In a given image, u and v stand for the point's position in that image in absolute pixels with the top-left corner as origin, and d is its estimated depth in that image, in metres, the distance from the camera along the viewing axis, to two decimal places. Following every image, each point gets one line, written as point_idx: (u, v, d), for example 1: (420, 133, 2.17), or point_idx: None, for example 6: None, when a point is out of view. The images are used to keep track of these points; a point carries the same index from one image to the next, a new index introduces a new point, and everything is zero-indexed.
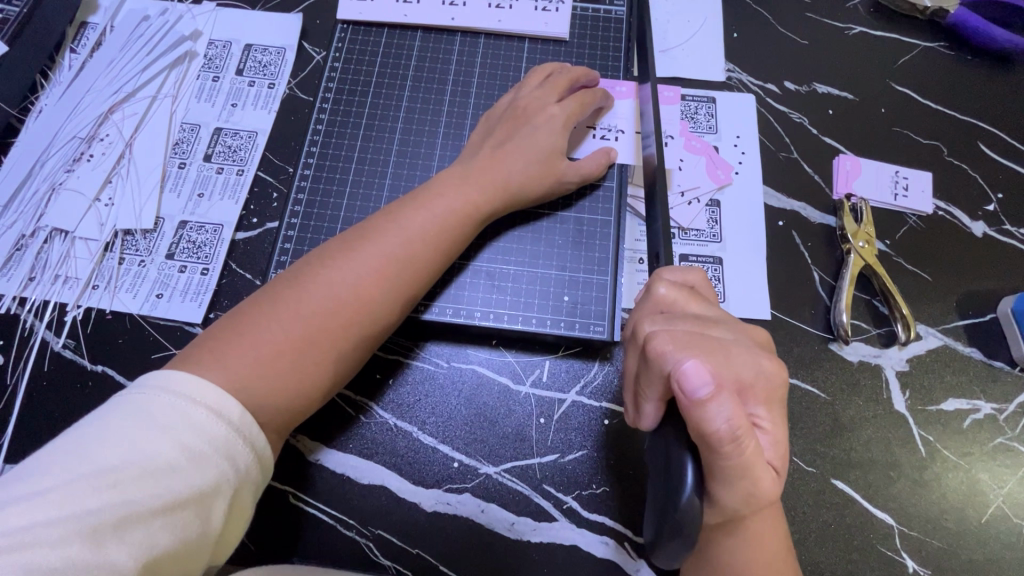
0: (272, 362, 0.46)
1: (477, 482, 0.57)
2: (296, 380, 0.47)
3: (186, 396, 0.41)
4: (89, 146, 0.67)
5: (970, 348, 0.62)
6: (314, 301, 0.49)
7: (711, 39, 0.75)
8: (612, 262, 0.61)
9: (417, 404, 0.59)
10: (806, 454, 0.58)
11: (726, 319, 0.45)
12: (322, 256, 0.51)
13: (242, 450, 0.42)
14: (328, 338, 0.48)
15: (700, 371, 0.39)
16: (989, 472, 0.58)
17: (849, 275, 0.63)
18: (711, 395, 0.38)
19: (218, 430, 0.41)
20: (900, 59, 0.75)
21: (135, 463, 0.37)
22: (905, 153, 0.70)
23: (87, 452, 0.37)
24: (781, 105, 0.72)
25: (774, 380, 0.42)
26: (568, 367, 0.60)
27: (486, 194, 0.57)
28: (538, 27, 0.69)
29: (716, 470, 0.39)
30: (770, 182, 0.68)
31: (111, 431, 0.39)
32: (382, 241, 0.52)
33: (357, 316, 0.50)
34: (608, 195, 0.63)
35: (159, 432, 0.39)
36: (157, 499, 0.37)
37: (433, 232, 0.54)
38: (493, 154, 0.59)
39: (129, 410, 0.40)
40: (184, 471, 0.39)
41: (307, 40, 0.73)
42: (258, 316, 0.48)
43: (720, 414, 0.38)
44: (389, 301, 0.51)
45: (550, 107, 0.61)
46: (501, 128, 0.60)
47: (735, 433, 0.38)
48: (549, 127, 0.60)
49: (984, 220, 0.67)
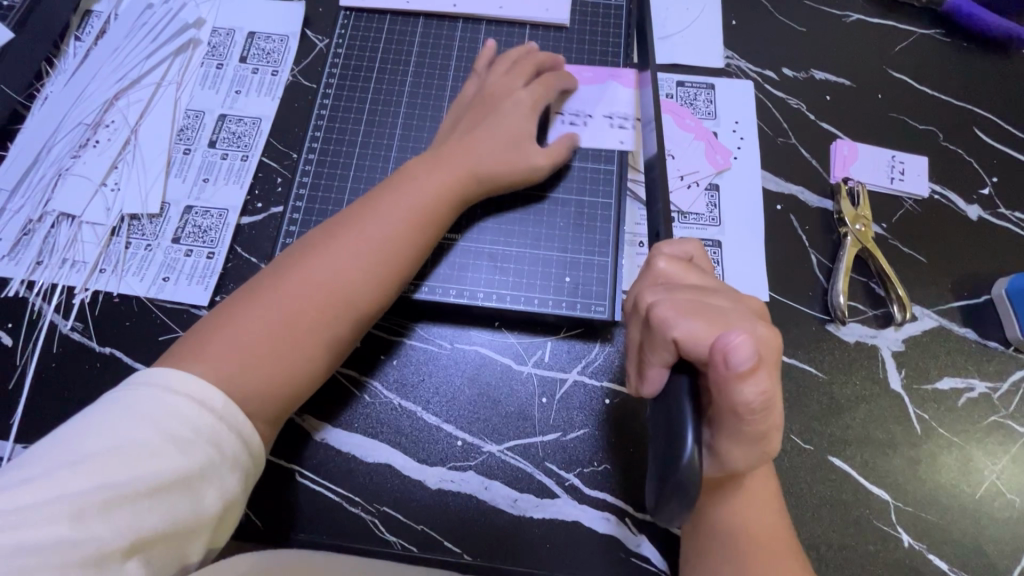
0: (255, 353, 0.47)
1: (481, 460, 0.58)
2: (281, 368, 0.48)
3: (170, 386, 0.42)
4: (94, 132, 0.68)
5: (965, 328, 0.63)
6: (292, 292, 0.50)
7: (709, 26, 0.76)
8: (613, 244, 0.62)
9: (421, 384, 0.60)
10: (804, 433, 0.59)
11: (723, 288, 0.45)
12: (302, 249, 0.52)
13: (227, 435, 0.43)
14: (309, 326, 0.50)
15: (746, 344, 0.37)
16: (984, 449, 0.59)
17: (846, 257, 0.64)
18: (752, 370, 0.37)
19: (200, 417, 0.42)
20: (897, 46, 0.76)
21: (119, 449, 0.39)
22: (902, 137, 0.71)
23: (74, 440, 0.39)
24: (779, 91, 0.73)
25: (771, 344, 0.41)
26: (570, 348, 0.61)
27: (457, 178, 0.57)
28: (539, 14, 0.70)
29: (735, 431, 0.40)
30: (768, 166, 0.69)
31: (99, 422, 0.40)
32: (359, 230, 0.53)
33: (336, 304, 0.51)
34: (609, 178, 0.64)
35: (139, 419, 0.40)
36: (142, 484, 0.38)
37: (409, 220, 0.54)
38: (465, 139, 0.59)
39: (113, 400, 0.42)
40: (167, 456, 0.40)
41: (310, 28, 0.74)
42: (240, 310, 0.49)
43: (754, 388, 0.37)
44: (367, 288, 0.52)
45: (517, 92, 0.62)
46: (470, 114, 0.61)
47: (767, 404, 0.38)
48: (516, 112, 0.61)
49: (978, 203, 0.68)
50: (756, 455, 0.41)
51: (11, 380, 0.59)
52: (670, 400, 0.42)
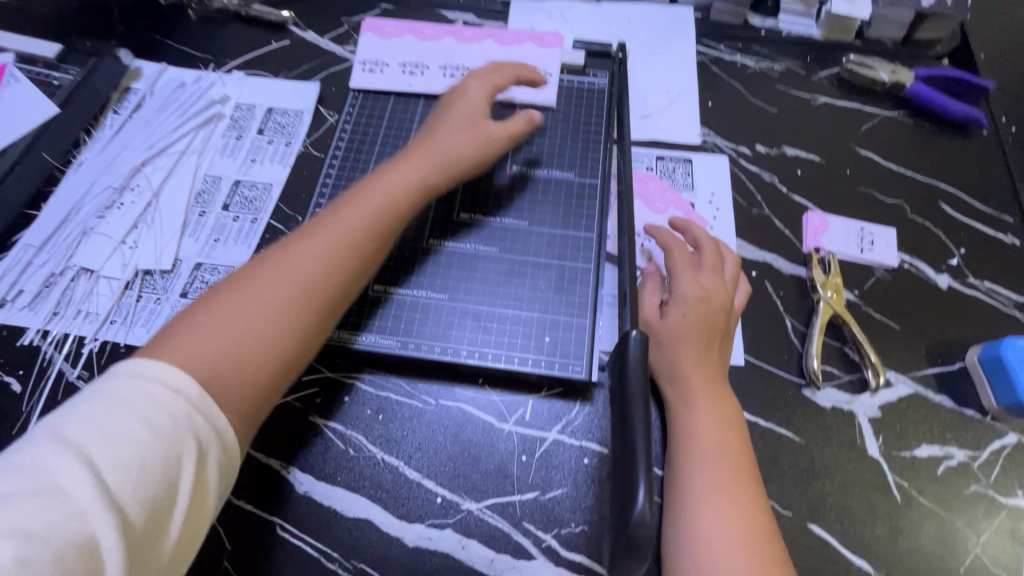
0: (225, 343, 0.49)
1: (459, 518, 0.58)
2: (249, 367, 0.50)
3: (152, 374, 0.45)
4: (120, 195, 0.74)
5: (941, 395, 0.64)
6: (262, 285, 0.52)
7: (688, 107, 0.82)
8: (592, 306, 0.65)
9: (404, 439, 0.62)
10: (782, 498, 0.59)
11: (710, 297, 0.62)
12: (277, 248, 0.56)
13: (207, 428, 0.45)
14: (278, 316, 0.52)
15: (685, 282, 0.63)
16: (966, 520, 0.58)
17: (819, 322, 0.66)
18: (684, 302, 0.62)
19: (183, 409, 0.44)
20: (862, 127, 0.81)
21: (104, 437, 0.41)
22: (871, 210, 0.75)
23: (68, 431, 0.41)
24: (752, 165, 0.78)
25: (717, 319, 0.62)
26: (550, 406, 0.63)
27: (426, 167, 0.63)
28: (529, 96, 0.77)
29: (670, 340, 0.61)
30: (743, 235, 0.73)
31: (84, 410, 0.42)
32: (330, 228, 0.57)
33: (306, 290, 0.53)
34: (589, 245, 0.68)
35: (127, 413, 0.42)
36: (132, 475, 0.41)
37: (380, 206, 0.59)
38: (433, 133, 0.66)
39: (102, 394, 0.43)
40: (146, 439, 0.42)
41: (322, 104, 0.82)
42: (215, 304, 0.51)
43: (679, 312, 0.62)
44: (334, 259, 0.55)
45: (471, 96, 0.68)
46: (433, 116, 0.68)
47: (692, 319, 0.61)
48: (472, 94, 0.69)
49: (948, 273, 0.71)
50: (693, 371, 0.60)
51: (14, 426, 0.62)
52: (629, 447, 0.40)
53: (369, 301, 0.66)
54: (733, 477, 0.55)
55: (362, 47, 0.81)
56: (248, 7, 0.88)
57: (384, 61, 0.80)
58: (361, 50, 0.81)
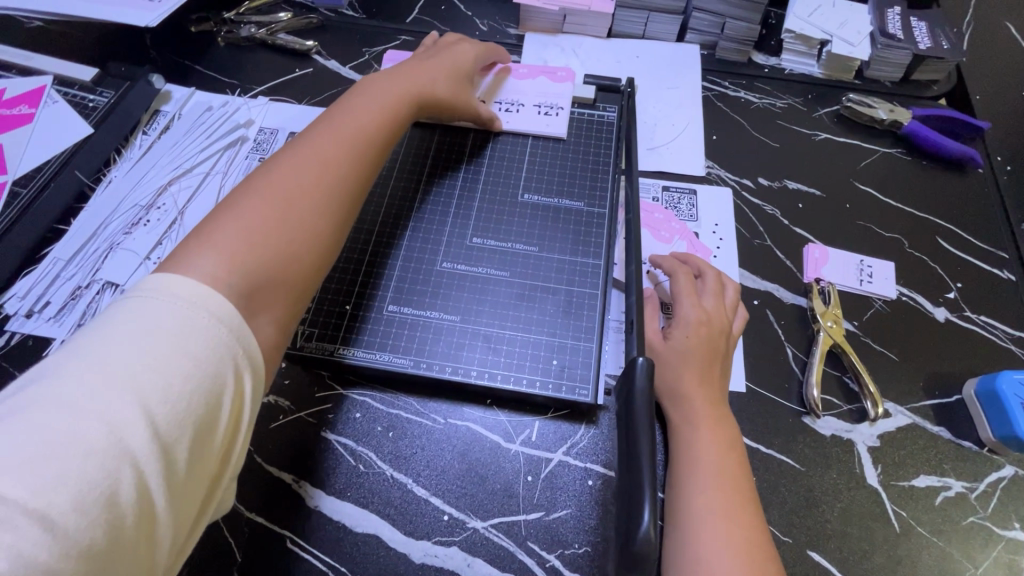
0: (251, 243, 0.51)
1: (465, 536, 0.59)
2: (286, 213, 0.54)
3: (178, 300, 0.44)
4: (146, 213, 0.78)
5: (939, 426, 0.65)
6: (276, 192, 0.55)
7: (693, 140, 0.86)
8: (598, 331, 0.67)
9: (413, 456, 0.63)
10: (782, 524, 0.60)
11: (713, 319, 0.65)
12: (264, 171, 0.57)
13: (241, 354, 0.44)
14: (309, 193, 0.56)
15: (687, 304, 0.66)
16: (964, 551, 0.59)
17: (819, 351, 0.68)
18: (688, 323, 0.65)
19: (217, 332, 0.44)
20: (861, 163, 0.84)
21: (134, 361, 0.40)
22: (870, 244, 0.77)
23: (100, 357, 0.40)
24: (755, 197, 0.81)
25: (719, 340, 0.64)
26: (556, 428, 0.65)
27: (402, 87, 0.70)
28: (540, 128, 0.81)
29: (676, 361, 0.63)
30: (746, 265, 0.76)
31: (110, 338, 0.41)
32: (317, 150, 0.59)
33: (327, 167, 0.58)
34: (596, 271, 0.71)
35: (160, 336, 0.42)
36: (174, 399, 0.40)
37: (367, 123, 0.64)
38: (403, 71, 0.73)
39: (131, 320, 0.42)
40: (181, 364, 0.41)
41: None
42: (224, 222, 0.52)
43: (682, 333, 0.64)
44: (349, 147, 0.61)
45: (437, 61, 0.76)
46: (392, 74, 0.72)
47: (697, 340, 0.64)
48: (432, 73, 0.74)
49: (945, 306, 0.73)
50: (697, 392, 0.62)
51: None
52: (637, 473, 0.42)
53: (383, 320, 0.68)
54: (733, 499, 0.56)
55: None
56: (275, 37, 0.93)
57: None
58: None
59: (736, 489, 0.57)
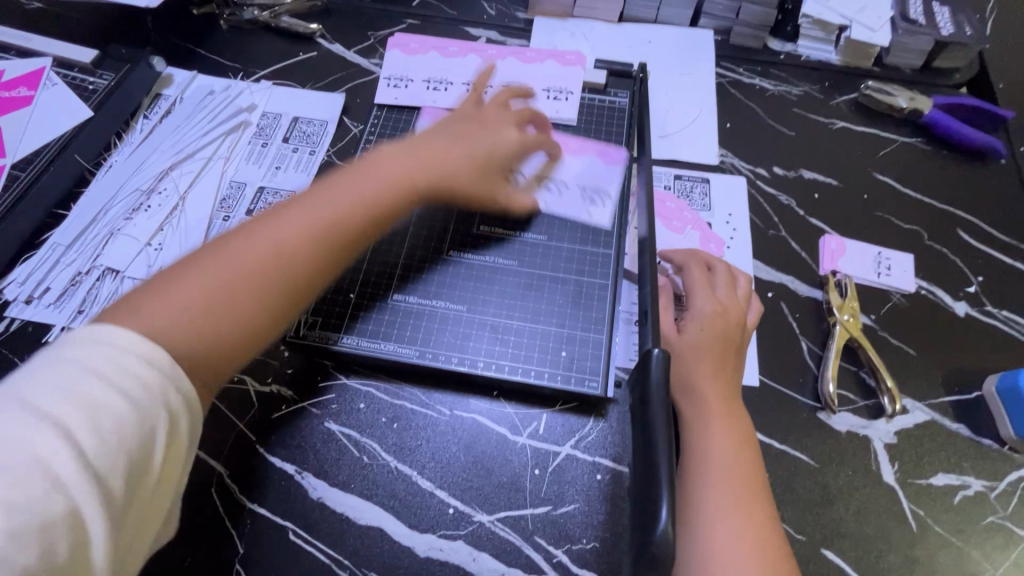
0: (202, 303, 0.48)
1: (471, 530, 0.58)
2: (238, 279, 0.50)
3: (101, 329, 0.42)
4: (147, 198, 0.76)
5: (958, 423, 0.64)
6: (242, 249, 0.51)
7: (706, 128, 0.83)
8: (609, 323, 0.66)
9: (418, 448, 0.62)
10: (796, 522, 0.59)
11: (726, 312, 0.63)
12: (252, 224, 0.53)
13: (162, 380, 0.42)
14: (273, 263, 0.51)
15: (700, 296, 0.64)
16: (983, 551, 0.58)
17: (835, 345, 0.66)
18: (700, 316, 0.63)
19: (138, 363, 0.42)
20: (880, 152, 0.82)
21: (61, 394, 0.39)
22: (888, 236, 0.75)
23: (23, 394, 0.39)
24: (770, 187, 0.79)
25: (732, 332, 0.63)
26: (564, 421, 0.63)
27: (416, 167, 0.61)
28: (550, 113, 0.78)
29: (690, 354, 0.62)
30: (760, 256, 0.74)
31: (38, 373, 0.40)
32: (307, 212, 0.54)
33: (309, 223, 0.54)
34: (607, 261, 0.69)
35: (78, 368, 0.40)
36: (101, 426, 0.39)
37: (364, 201, 0.57)
38: (442, 137, 0.65)
39: (57, 355, 0.41)
40: (105, 393, 0.40)
41: (347, 115, 0.83)
42: (183, 272, 0.49)
43: (696, 326, 0.63)
44: (323, 244, 0.54)
45: (506, 124, 0.69)
46: (459, 126, 0.67)
47: (710, 332, 0.62)
48: (501, 135, 0.67)
49: (965, 300, 0.71)
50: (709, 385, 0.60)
51: None
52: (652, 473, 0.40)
53: (388, 309, 0.67)
54: (746, 494, 0.55)
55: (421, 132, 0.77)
56: (278, 19, 0.91)
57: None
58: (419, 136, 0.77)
59: (748, 483, 0.55)
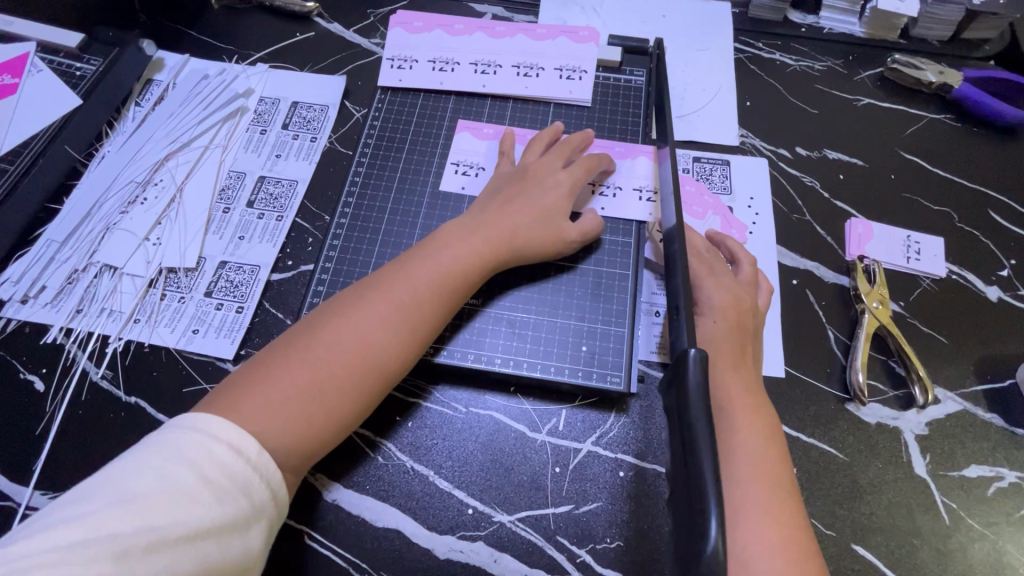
0: (298, 398, 0.49)
1: (491, 531, 0.57)
2: (329, 371, 0.50)
3: (212, 433, 0.44)
4: (143, 190, 0.73)
5: (991, 413, 0.62)
6: (328, 344, 0.51)
7: (726, 107, 0.80)
8: (629, 315, 0.63)
9: (434, 447, 0.60)
10: (825, 517, 0.57)
11: (732, 303, 0.60)
12: (336, 307, 0.54)
13: (258, 487, 0.45)
14: (360, 350, 0.52)
15: (706, 290, 0.62)
16: (1017, 544, 0.56)
17: (864, 334, 0.64)
18: (707, 312, 0.60)
19: (236, 466, 0.44)
20: (907, 130, 0.78)
21: (161, 492, 0.41)
22: (917, 218, 0.72)
23: (124, 482, 0.41)
24: (793, 169, 0.75)
25: (742, 324, 0.60)
26: (584, 417, 0.61)
27: (488, 244, 0.59)
28: (563, 94, 0.74)
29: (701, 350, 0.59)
30: (783, 242, 0.71)
31: (146, 463, 0.42)
32: (388, 296, 0.54)
33: (391, 316, 0.53)
34: (627, 250, 0.66)
35: (183, 467, 0.42)
36: (188, 535, 0.40)
37: (439, 281, 0.56)
38: (500, 208, 0.62)
39: (159, 445, 0.43)
40: (203, 500, 0.41)
41: (348, 99, 0.80)
42: (274, 369, 0.50)
43: (706, 322, 0.60)
44: (406, 331, 0.54)
45: (557, 173, 0.65)
46: (510, 188, 0.64)
47: (720, 325, 0.59)
48: (552, 189, 0.64)
49: (997, 284, 0.68)
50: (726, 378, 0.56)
51: (38, 427, 0.61)
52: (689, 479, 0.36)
53: None
54: (778, 494, 0.51)
55: (455, 147, 0.73)
56: None
57: (483, 165, 0.71)
58: (453, 150, 0.73)
59: (779, 484, 0.52)
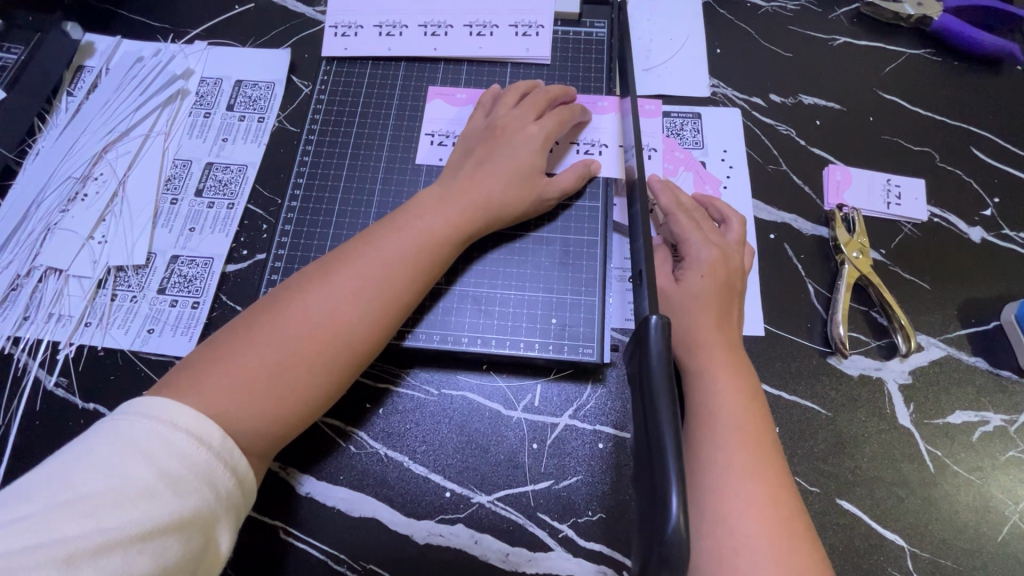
0: (263, 378, 0.45)
1: (470, 513, 0.55)
2: (296, 349, 0.47)
3: (167, 421, 0.41)
4: (83, 185, 0.69)
5: (975, 357, 0.60)
6: (295, 319, 0.48)
7: (694, 56, 0.75)
8: (600, 282, 0.61)
9: (407, 433, 0.58)
10: (809, 474, 0.56)
11: (720, 259, 0.58)
12: (304, 280, 0.50)
13: (222, 475, 0.41)
14: (328, 325, 0.48)
15: (695, 246, 0.58)
16: (1002, 486, 0.56)
17: (844, 286, 0.62)
18: (701, 268, 0.57)
19: (197, 456, 0.41)
20: (885, 68, 0.75)
21: (113, 488, 0.37)
22: (896, 161, 0.69)
23: (67, 480, 0.37)
24: (767, 117, 0.72)
25: (733, 285, 0.57)
26: (560, 391, 0.59)
27: (466, 212, 0.56)
28: (520, 53, 0.70)
29: (689, 307, 0.56)
30: (759, 195, 0.68)
31: (94, 457, 0.38)
32: (359, 268, 0.51)
33: (362, 289, 0.50)
34: (594, 215, 0.63)
35: (135, 459, 0.39)
36: (144, 533, 0.37)
37: (414, 252, 0.53)
38: (473, 172, 0.59)
39: (108, 436, 0.40)
40: (161, 496, 0.38)
41: (295, 74, 0.75)
42: (235, 347, 0.46)
43: (696, 277, 0.57)
44: (380, 306, 0.50)
45: (528, 127, 0.61)
46: (481, 148, 0.60)
47: (711, 282, 0.56)
48: (527, 147, 0.60)
49: (981, 225, 0.66)
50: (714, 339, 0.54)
51: None
52: (650, 440, 0.35)
53: None
54: (758, 449, 0.49)
55: (427, 115, 0.68)
56: None
57: (457, 132, 0.67)
58: (427, 120, 0.68)
59: (762, 439, 0.49)
